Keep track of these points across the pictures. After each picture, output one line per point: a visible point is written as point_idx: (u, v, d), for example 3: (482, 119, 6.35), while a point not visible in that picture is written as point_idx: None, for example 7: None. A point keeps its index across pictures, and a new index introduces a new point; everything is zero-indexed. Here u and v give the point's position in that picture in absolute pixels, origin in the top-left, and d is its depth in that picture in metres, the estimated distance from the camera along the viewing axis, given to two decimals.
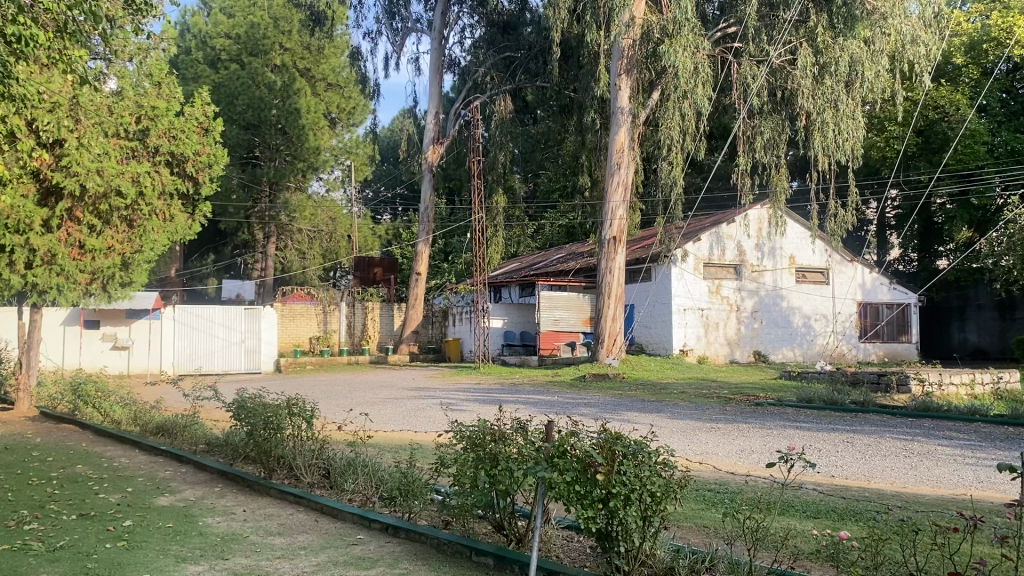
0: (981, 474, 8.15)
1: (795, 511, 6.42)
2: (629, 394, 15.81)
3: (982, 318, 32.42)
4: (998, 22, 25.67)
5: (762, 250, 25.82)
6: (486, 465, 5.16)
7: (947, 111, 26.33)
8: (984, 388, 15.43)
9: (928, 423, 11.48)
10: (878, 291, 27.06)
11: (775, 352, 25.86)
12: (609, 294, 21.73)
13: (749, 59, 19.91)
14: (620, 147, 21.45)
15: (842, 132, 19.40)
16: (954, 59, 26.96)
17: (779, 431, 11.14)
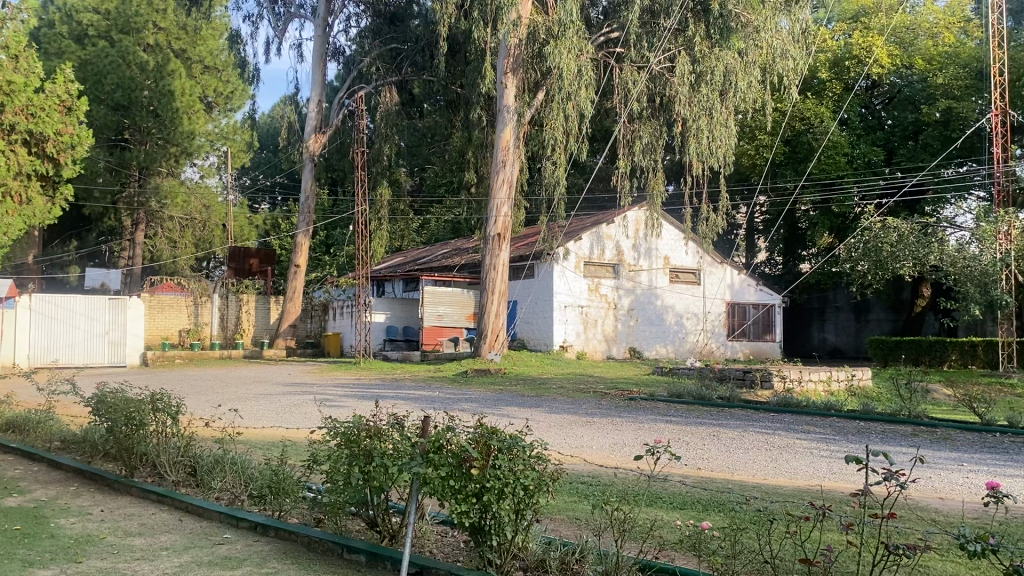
0: (834, 466, 8.66)
1: (662, 503, 6.64)
2: (509, 389, 15.98)
3: (840, 319, 34.53)
4: (859, 42, 27.55)
5: (639, 250, 26.51)
6: (360, 462, 5.06)
7: (813, 123, 27.84)
8: (839, 385, 16.40)
9: (788, 417, 12.14)
10: (746, 291, 28.33)
11: (649, 349, 26.69)
12: (493, 290, 21.85)
13: (630, 65, 20.41)
14: (505, 145, 21.61)
15: (715, 139, 20.20)
16: (819, 74, 28.21)
17: (649, 426, 11.51)
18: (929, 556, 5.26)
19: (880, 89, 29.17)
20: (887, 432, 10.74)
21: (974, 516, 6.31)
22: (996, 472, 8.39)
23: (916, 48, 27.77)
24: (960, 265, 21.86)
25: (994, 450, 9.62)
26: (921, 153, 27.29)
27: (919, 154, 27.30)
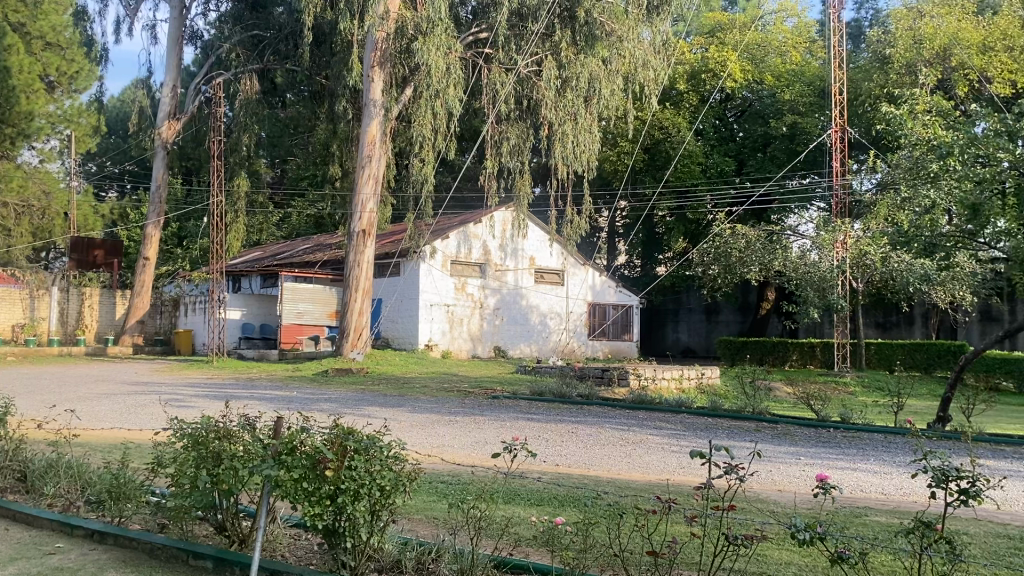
0: (683, 461, 9.04)
1: (519, 500, 6.72)
2: (370, 389, 15.76)
3: (692, 320, 36.08)
4: (714, 56, 28.91)
5: (505, 250, 26.75)
6: (208, 464, 4.83)
7: (670, 132, 28.95)
8: (690, 383, 17.14)
9: (642, 414, 12.62)
10: (607, 292, 29.17)
11: (512, 347, 27.00)
12: (356, 288, 21.50)
13: (499, 66, 20.52)
14: (371, 140, 21.29)
15: (579, 144, 20.65)
16: (677, 85, 29.61)
17: (510, 424, 11.61)
18: (766, 545, 5.58)
19: (733, 102, 30.60)
20: (733, 428, 11.29)
21: (808, 507, 6.72)
22: (828, 466, 9.00)
23: (766, 64, 29.42)
24: (802, 270, 23.54)
25: (828, 444, 10.30)
26: (769, 164, 28.98)
27: (767, 165, 28.92)
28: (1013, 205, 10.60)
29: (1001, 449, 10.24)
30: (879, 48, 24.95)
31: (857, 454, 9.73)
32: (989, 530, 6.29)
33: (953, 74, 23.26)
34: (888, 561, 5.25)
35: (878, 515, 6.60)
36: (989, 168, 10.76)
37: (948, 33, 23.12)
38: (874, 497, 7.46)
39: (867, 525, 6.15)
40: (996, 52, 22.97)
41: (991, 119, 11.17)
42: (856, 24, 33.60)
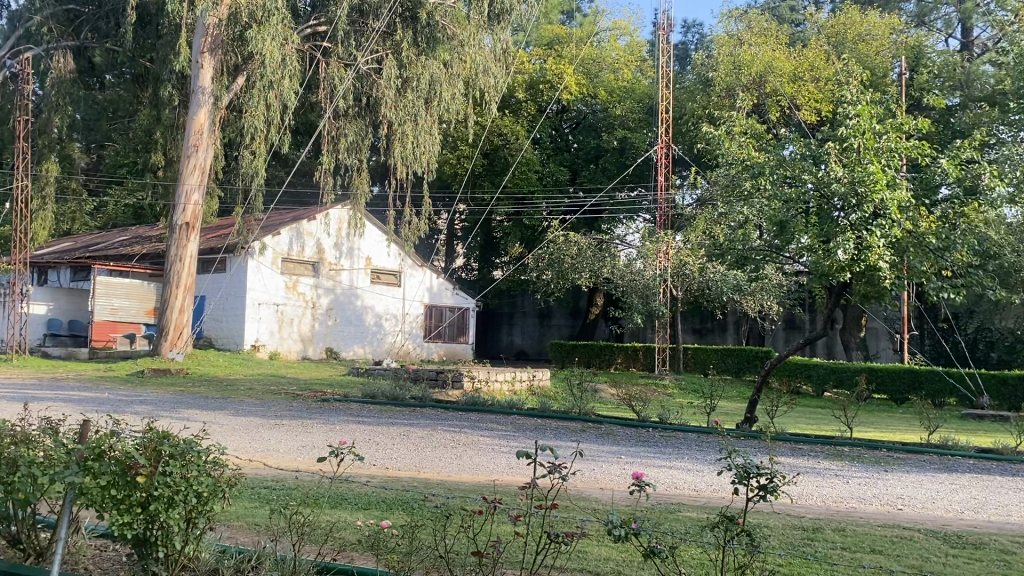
0: (510, 461, 9.23)
1: (346, 504, 6.62)
2: (192, 390, 15.03)
3: (526, 323, 36.84)
4: (553, 68, 29.62)
5: (340, 249, 26.25)
6: (0, 472, 4.39)
7: (508, 139, 29.38)
8: (522, 385, 17.51)
9: (474, 415, 12.78)
10: (443, 294, 29.28)
11: (345, 349, 26.54)
12: (179, 283, 20.44)
13: (337, 61, 20.07)
14: (199, 128, 20.26)
15: (419, 146, 20.65)
16: (516, 94, 30.14)
17: (339, 427, 11.42)
18: (586, 542, 5.81)
19: (569, 114, 31.38)
20: (560, 428, 11.65)
21: (626, 504, 7.04)
22: (645, 463, 9.49)
23: (600, 79, 30.53)
24: (628, 279, 24.79)
25: (647, 443, 10.84)
26: (600, 176, 30.25)
27: (599, 177, 30.35)
28: (815, 223, 11.65)
29: (799, 447, 11.16)
30: (702, 70, 26.71)
31: (673, 452, 10.27)
32: (786, 522, 6.87)
33: (766, 100, 25.02)
34: (696, 553, 5.60)
35: (689, 510, 7.03)
36: (794, 189, 11.74)
37: (764, 60, 24.83)
38: (686, 494, 7.95)
39: (679, 520, 6.54)
40: (805, 81, 24.72)
41: (798, 144, 12.13)
42: (683, 47, 35.50)
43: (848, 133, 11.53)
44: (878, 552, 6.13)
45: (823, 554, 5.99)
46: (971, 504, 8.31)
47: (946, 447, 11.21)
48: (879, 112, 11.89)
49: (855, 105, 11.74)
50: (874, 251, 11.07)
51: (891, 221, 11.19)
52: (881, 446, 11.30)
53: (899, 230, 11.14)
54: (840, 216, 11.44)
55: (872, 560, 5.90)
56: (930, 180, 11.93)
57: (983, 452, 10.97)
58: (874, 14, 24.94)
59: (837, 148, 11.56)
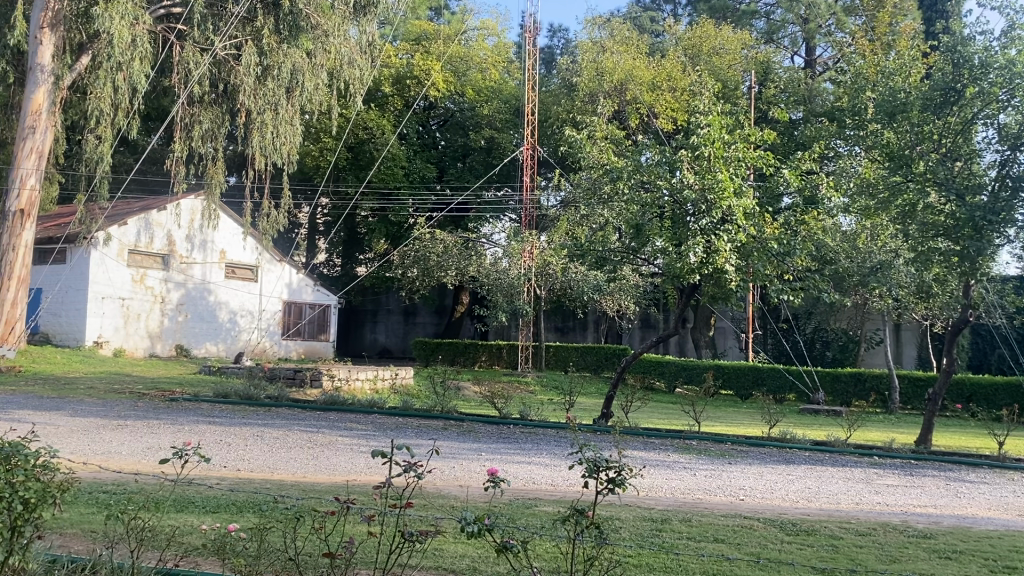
0: (367, 461, 9.11)
1: (193, 507, 6.33)
2: (24, 390, 13.96)
3: (390, 321, 36.54)
4: (420, 63, 29.34)
5: (192, 241, 25.18)
6: None
7: (374, 133, 28.89)
8: (384, 383, 17.35)
9: (333, 415, 12.52)
10: (303, 291, 28.67)
11: (197, 346, 25.41)
12: (10, 274, 18.94)
13: (192, 45, 19.05)
14: (36, 107, 18.82)
15: (279, 135, 19.98)
16: (382, 88, 29.50)
17: (189, 428, 10.94)
18: (441, 539, 5.81)
19: (437, 111, 31.52)
20: (421, 427, 11.59)
21: (483, 500, 7.08)
22: (504, 460, 9.58)
23: (468, 78, 30.61)
24: (493, 277, 25.01)
25: (507, 440, 10.97)
26: (467, 175, 30.59)
27: (466, 175, 30.81)
28: (669, 227, 12.14)
29: (652, 442, 11.57)
30: (567, 76, 27.40)
31: (531, 449, 10.42)
32: (636, 514, 7.10)
33: (627, 107, 25.86)
34: (548, 547, 5.71)
35: (545, 504, 7.15)
36: (650, 194, 12.20)
37: (624, 68, 25.59)
38: (543, 489, 8.09)
39: (534, 515, 6.63)
40: (663, 90, 25.63)
41: (654, 150, 12.59)
42: (549, 51, 36.14)
43: (700, 142, 12.00)
44: (721, 540, 6.45)
45: (669, 544, 6.22)
46: (807, 493, 8.86)
47: (785, 440, 11.91)
48: (728, 123, 12.53)
49: (707, 116, 12.33)
50: (722, 255, 11.55)
51: (737, 226, 11.74)
52: (727, 440, 11.88)
53: (743, 235, 11.71)
54: (692, 221, 11.93)
55: (716, 548, 6.18)
56: (774, 189, 12.75)
57: (818, 445, 11.73)
58: (727, 29, 26.13)
59: (689, 156, 11.99)
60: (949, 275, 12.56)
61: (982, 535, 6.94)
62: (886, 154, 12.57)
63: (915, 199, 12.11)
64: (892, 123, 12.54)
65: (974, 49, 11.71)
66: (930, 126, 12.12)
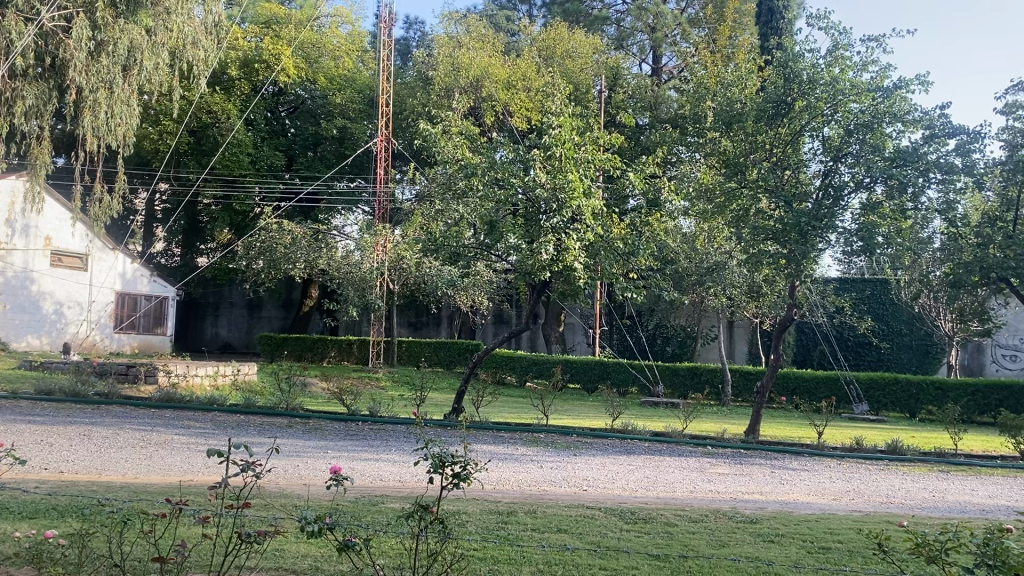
0: (205, 461, 8.71)
1: (6, 515, 5.82)
2: None
3: (233, 314, 35.15)
4: (269, 47, 28.08)
5: (12, 226, 23.31)
6: None
7: (219, 118, 27.33)
8: (225, 380, 16.68)
9: (169, 413, 11.88)
10: (138, 281, 27.35)
11: (16, 339, 23.45)
12: None
13: (13, 12, 14.64)
14: None
15: (113, 116, 16.42)
16: (228, 71, 27.99)
17: (4, 428, 10.08)
18: (282, 540, 5.65)
19: (285, 98, 30.42)
20: (265, 425, 11.20)
21: (326, 499, 6.92)
22: (352, 457, 9.42)
23: (320, 65, 29.63)
24: (344, 271, 24.56)
25: (355, 437, 10.79)
26: (318, 164, 30.22)
27: (316, 165, 30.31)
28: (522, 225, 12.30)
29: (500, 435, 11.71)
30: (423, 69, 27.26)
31: (379, 445, 10.31)
32: (482, 507, 7.18)
33: (482, 103, 25.96)
34: (391, 543, 5.68)
35: (390, 501, 7.09)
36: (504, 190, 12.26)
37: (480, 65, 25.66)
38: (389, 486, 8.01)
39: (379, 512, 6.57)
40: (517, 89, 25.97)
41: (508, 149, 12.73)
42: (404, 42, 35.76)
43: (552, 142, 12.22)
44: (564, 531, 6.61)
45: (514, 536, 6.32)
46: (645, 483, 9.25)
47: (626, 432, 12.39)
48: (578, 125, 12.87)
49: (558, 116, 12.54)
50: (571, 253, 11.85)
51: (586, 225, 12.14)
52: (572, 433, 12.20)
53: (591, 235, 12.08)
54: (544, 219, 12.15)
55: (558, 539, 6.33)
56: (621, 190, 13.18)
57: (657, 436, 12.25)
58: (580, 33, 26.80)
59: (542, 155, 12.18)
60: (778, 276, 13.43)
61: (801, 518, 7.47)
62: (723, 160, 13.31)
63: (748, 204, 12.88)
64: (728, 131, 13.23)
65: (802, 65, 12.47)
66: (762, 136, 12.89)
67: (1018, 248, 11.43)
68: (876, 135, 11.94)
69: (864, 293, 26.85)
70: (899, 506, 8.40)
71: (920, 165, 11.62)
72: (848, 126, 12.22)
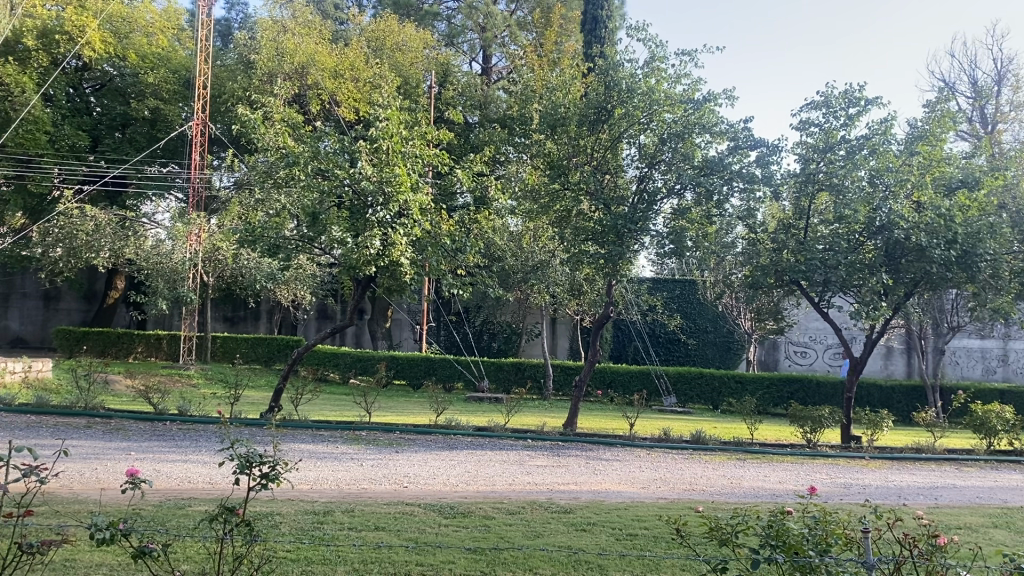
0: None
1: None
2: None
3: (25, 307, 32.34)
4: (72, 17, 25.72)
5: None
6: None
7: (11, 90, 24.30)
8: (14, 377, 15.28)
9: None
10: None
11: None
12: None
13: None
14: None
15: None
16: (24, 41, 24.98)
17: None
18: (71, 550, 5.25)
19: (91, 74, 28.29)
20: (59, 426, 10.37)
21: (126, 504, 6.50)
22: (156, 459, 8.90)
23: (130, 41, 27.54)
24: (154, 261, 23.19)
25: (162, 438, 10.21)
26: (126, 147, 28.53)
27: (124, 147, 28.49)
28: (346, 217, 12.02)
29: (320, 434, 11.43)
30: (245, 52, 26.15)
31: (188, 445, 9.81)
32: (297, 508, 6.98)
33: (307, 91, 25.34)
34: (193, 548, 5.43)
35: (198, 504, 6.75)
36: (328, 181, 11.97)
37: (306, 52, 24.96)
38: (198, 488, 7.62)
39: (185, 516, 6.25)
40: (345, 79, 25.49)
41: (334, 139, 12.46)
42: (225, 23, 34.18)
43: (379, 135, 12.10)
44: (382, 528, 6.55)
45: (330, 536, 6.19)
46: (465, 477, 9.34)
47: (449, 427, 12.46)
48: (406, 118, 12.81)
49: (385, 109, 12.41)
50: (397, 249, 11.74)
51: (412, 220, 12.12)
52: (395, 429, 12.12)
53: (418, 230, 12.08)
54: (370, 213, 12.00)
55: (375, 537, 6.26)
56: (449, 187, 13.21)
57: (479, 430, 12.42)
58: (410, 27, 26.52)
59: (367, 148, 12.06)
60: (598, 276, 13.96)
61: (611, 507, 7.81)
62: (548, 162, 13.65)
63: (570, 205, 13.30)
64: (553, 134, 13.58)
65: (622, 74, 12.91)
66: (584, 140, 13.31)
67: (808, 253, 12.39)
68: (687, 144, 12.67)
69: (674, 293, 28.41)
70: (700, 492, 8.96)
71: (726, 175, 12.43)
72: (662, 135, 12.89)
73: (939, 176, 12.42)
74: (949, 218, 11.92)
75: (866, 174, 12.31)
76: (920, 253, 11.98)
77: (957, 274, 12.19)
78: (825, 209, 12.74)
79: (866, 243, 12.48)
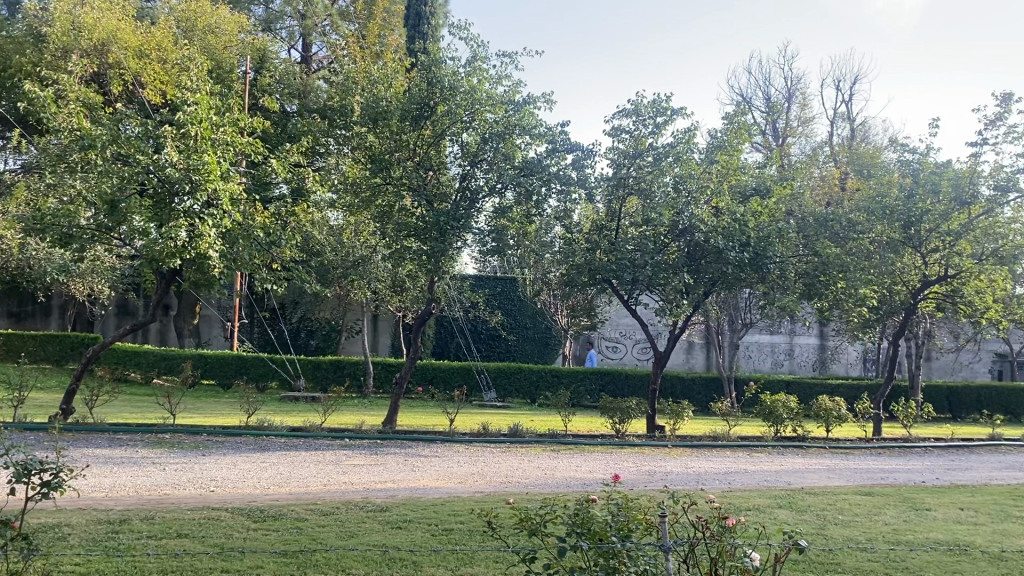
0: None
1: None
2: None
3: None
4: None
5: None
6: None
7: None
8: None
9: None
10: None
11: None
12: None
13: None
14: None
15: None
16: None
17: None
18: None
19: None
20: None
21: None
22: None
23: None
24: None
25: None
26: None
27: None
28: (149, 205, 11.29)
29: (118, 438, 10.67)
30: (35, 23, 23.97)
31: None
32: (89, 517, 6.49)
33: (107, 70, 23.56)
34: None
35: None
36: (128, 166, 11.19)
37: (106, 28, 23.05)
38: None
39: None
40: (150, 60, 23.85)
41: (137, 122, 11.68)
42: None
43: (186, 120, 11.46)
44: (185, 535, 6.22)
45: (126, 545, 5.81)
46: (277, 479, 9.03)
47: (262, 429, 12.01)
48: (217, 104, 12.24)
49: (194, 93, 11.77)
50: (205, 241, 11.15)
51: (222, 211, 11.59)
52: (202, 432, 11.53)
53: (229, 221, 11.56)
54: (177, 203, 11.34)
55: (176, 544, 5.95)
56: (263, 178, 12.75)
57: (293, 431, 12.06)
58: (224, 9, 25.25)
59: (173, 133, 11.40)
60: (418, 272, 13.94)
61: (427, 503, 7.82)
62: (368, 156, 13.45)
63: (391, 200, 13.19)
64: (374, 128, 13.40)
65: (444, 72, 12.98)
66: (406, 136, 13.22)
67: (618, 253, 12.97)
68: (508, 145, 12.92)
69: (495, 290, 28.83)
70: (515, 484, 9.16)
71: (544, 176, 12.79)
72: (483, 134, 13.05)
73: (736, 183, 13.35)
74: (742, 223, 13.00)
75: (670, 180, 13.08)
76: (718, 254, 12.93)
77: (749, 275, 13.19)
78: (634, 212, 13.38)
79: (671, 245, 13.27)
